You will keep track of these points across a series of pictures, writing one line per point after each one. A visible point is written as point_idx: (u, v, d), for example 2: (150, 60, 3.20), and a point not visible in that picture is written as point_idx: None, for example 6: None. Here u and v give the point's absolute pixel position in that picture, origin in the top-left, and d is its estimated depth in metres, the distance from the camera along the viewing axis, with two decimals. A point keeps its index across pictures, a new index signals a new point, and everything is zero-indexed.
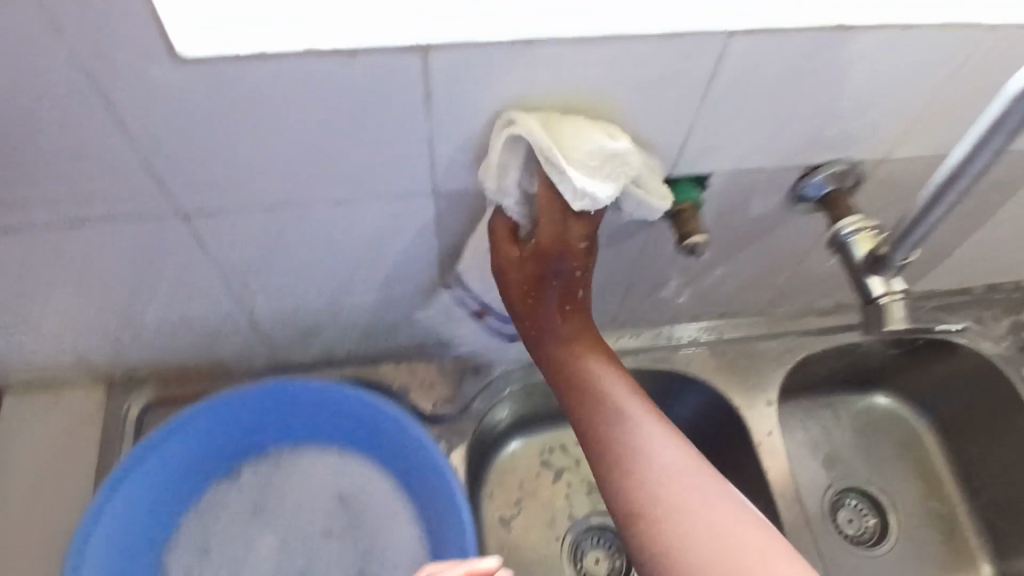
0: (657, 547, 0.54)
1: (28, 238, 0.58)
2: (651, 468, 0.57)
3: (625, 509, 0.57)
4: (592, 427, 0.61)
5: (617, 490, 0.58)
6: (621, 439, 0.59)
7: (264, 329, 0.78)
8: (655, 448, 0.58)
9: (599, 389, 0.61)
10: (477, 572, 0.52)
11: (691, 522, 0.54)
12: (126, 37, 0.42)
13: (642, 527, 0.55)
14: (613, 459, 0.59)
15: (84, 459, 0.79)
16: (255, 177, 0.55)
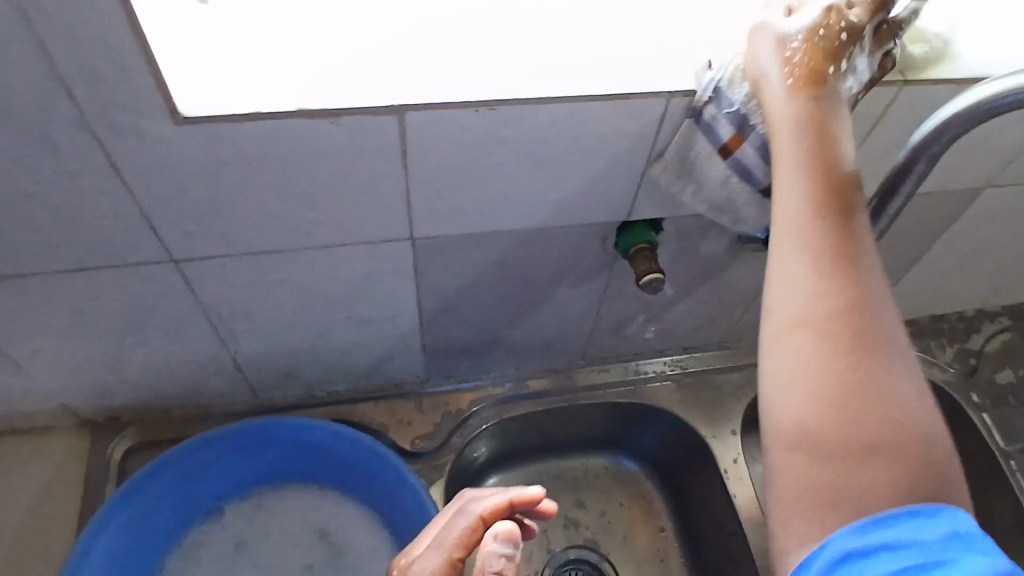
0: (865, 360, 0.43)
1: (27, 285, 0.62)
2: (877, 300, 0.45)
3: (831, 327, 0.44)
4: (793, 204, 0.47)
5: (835, 288, 0.44)
6: (860, 246, 0.46)
7: (248, 372, 0.80)
8: (874, 280, 0.45)
9: (825, 117, 0.48)
10: (522, 499, 0.57)
11: (889, 363, 0.44)
12: (134, 102, 0.47)
13: (840, 367, 0.43)
14: (841, 250, 0.45)
15: (66, 502, 0.82)
16: (247, 227, 0.60)
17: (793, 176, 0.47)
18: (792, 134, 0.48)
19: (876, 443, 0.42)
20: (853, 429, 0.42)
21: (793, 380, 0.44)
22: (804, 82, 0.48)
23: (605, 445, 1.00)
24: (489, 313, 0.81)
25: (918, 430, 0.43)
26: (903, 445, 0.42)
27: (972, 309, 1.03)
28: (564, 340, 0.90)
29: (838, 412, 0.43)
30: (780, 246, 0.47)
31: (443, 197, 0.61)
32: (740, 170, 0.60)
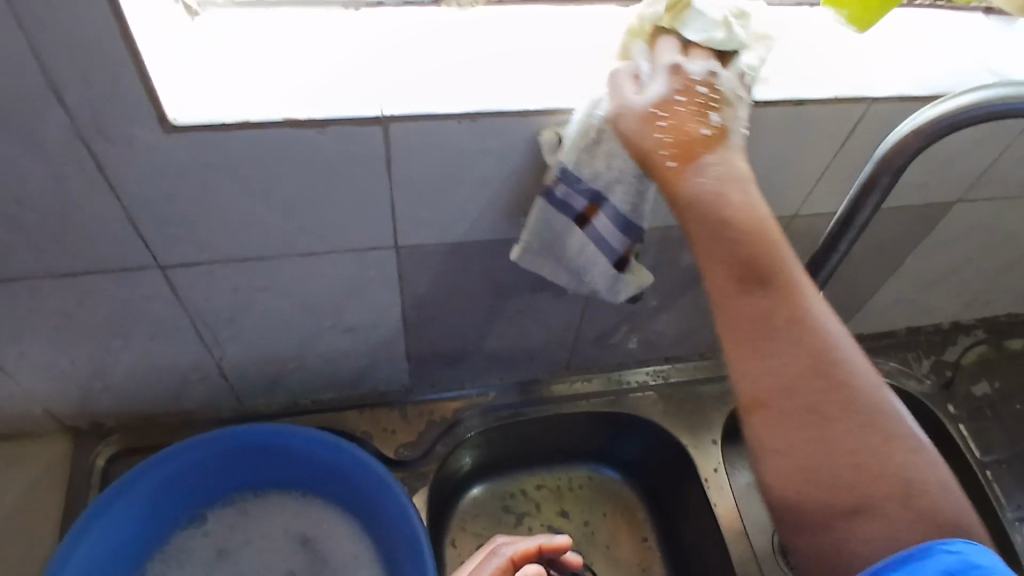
0: (816, 419, 0.44)
1: (13, 289, 0.62)
2: (818, 350, 0.45)
3: (778, 396, 0.45)
4: (715, 279, 0.47)
5: (774, 355, 0.45)
6: (786, 304, 0.46)
7: (232, 380, 0.81)
8: (812, 332, 0.46)
9: (719, 178, 0.48)
10: (548, 547, 0.66)
11: (838, 410, 0.44)
12: (124, 109, 0.49)
13: (792, 441, 0.44)
14: (770, 314, 0.46)
15: (47, 508, 0.82)
16: (233, 234, 0.61)
17: (710, 251, 0.47)
18: (688, 214, 0.48)
19: (843, 499, 0.43)
20: (822, 490, 0.43)
21: (766, 457, 0.45)
22: (694, 148, 0.48)
23: (588, 456, 1.01)
24: (473, 323, 0.82)
25: (888, 462, 0.43)
26: (870, 488, 0.42)
27: (948, 323, 1.05)
28: (548, 350, 0.91)
29: (806, 478, 0.44)
30: (722, 322, 0.47)
31: (427, 207, 0.62)
32: (594, 239, 0.60)
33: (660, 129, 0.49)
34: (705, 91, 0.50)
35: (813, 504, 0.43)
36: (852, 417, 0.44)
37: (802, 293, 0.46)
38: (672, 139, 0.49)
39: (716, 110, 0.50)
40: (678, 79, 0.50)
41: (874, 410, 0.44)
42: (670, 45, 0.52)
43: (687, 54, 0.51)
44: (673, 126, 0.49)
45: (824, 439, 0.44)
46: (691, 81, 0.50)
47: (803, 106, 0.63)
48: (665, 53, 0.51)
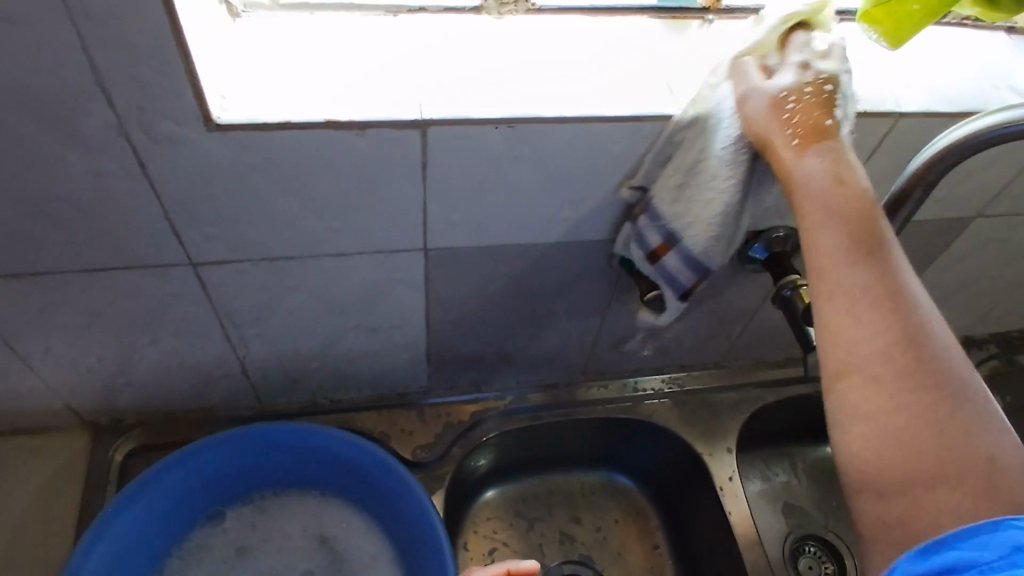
0: (907, 378, 0.44)
1: (46, 283, 0.63)
2: (915, 319, 0.45)
3: (867, 344, 0.45)
4: (818, 246, 0.48)
5: (879, 335, 0.45)
6: (887, 275, 0.46)
7: (254, 378, 0.82)
8: (911, 310, 0.46)
9: (830, 166, 0.49)
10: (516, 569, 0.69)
11: (924, 377, 0.44)
12: (170, 107, 0.49)
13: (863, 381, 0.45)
14: (877, 286, 0.46)
15: (65, 502, 0.82)
16: (266, 232, 0.61)
17: (813, 227, 0.49)
18: (800, 191, 0.49)
19: (926, 468, 0.41)
20: (907, 454, 0.42)
21: (849, 411, 0.45)
22: (808, 141, 0.50)
23: (601, 462, 1.01)
24: (495, 326, 0.83)
25: (976, 445, 0.42)
26: (954, 461, 0.41)
27: (961, 336, 1.06)
28: (565, 355, 0.92)
29: (881, 433, 0.43)
30: (817, 286, 0.48)
31: (458, 210, 0.63)
32: (664, 275, 0.66)
33: (790, 113, 0.51)
34: (832, 87, 0.51)
35: (882, 452, 0.43)
36: (942, 395, 0.43)
37: (905, 276, 0.47)
38: (798, 124, 0.50)
39: (837, 105, 0.51)
40: (808, 76, 0.51)
41: (965, 402, 0.43)
42: (805, 37, 0.53)
43: (816, 50, 0.52)
44: (798, 117, 0.50)
45: (917, 399, 0.43)
46: (819, 82, 0.51)
47: None
48: (796, 48, 0.52)
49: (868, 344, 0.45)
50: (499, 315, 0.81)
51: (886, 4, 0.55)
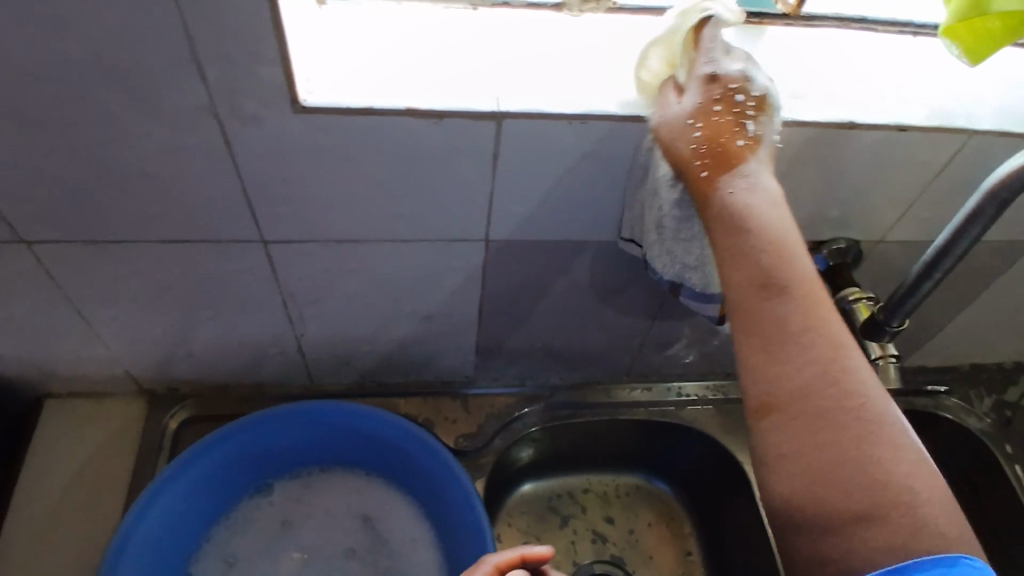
0: (811, 417, 0.44)
1: (123, 252, 0.65)
2: (816, 344, 0.45)
3: (791, 381, 0.44)
4: (736, 286, 0.47)
5: (804, 366, 0.44)
6: (795, 308, 0.45)
7: (308, 357, 0.84)
8: (823, 336, 0.45)
9: (748, 201, 0.47)
10: (530, 556, 0.59)
11: (832, 401, 0.44)
12: (260, 90, 0.51)
13: (785, 418, 0.44)
14: (800, 317, 0.45)
15: (120, 465, 0.85)
16: (335, 215, 0.63)
17: (734, 264, 0.47)
18: (713, 224, 0.48)
19: (856, 501, 0.41)
20: (833, 489, 0.42)
21: (775, 452, 0.44)
22: (720, 170, 0.49)
23: (639, 464, 1.01)
24: (544, 321, 0.84)
25: (886, 461, 0.42)
26: (881, 481, 0.41)
27: (1014, 362, 1.03)
28: (610, 355, 0.92)
29: (816, 470, 0.43)
30: (736, 328, 0.47)
31: (521, 204, 0.64)
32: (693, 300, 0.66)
33: (693, 144, 0.49)
34: (742, 99, 0.50)
35: (811, 486, 0.43)
36: (848, 418, 0.43)
37: (813, 297, 0.46)
38: (705, 142, 0.49)
39: (750, 121, 0.50)
40: (716, 89, 0.50)
41: (869, 415, 0.43)
42: (719, 50, 0.51)
43: (723, 60, 0.51)
44: (706, 137, 0.49)
45: (822, 429, 0.43)
46: (729, 90, 0.50)
47: (903, 131, 0.63)
48: (705, 54, 0.51)
49: (782, 383, 0.44)
50: (550, 311, 0.82)
51: (970, 18, 0.54)
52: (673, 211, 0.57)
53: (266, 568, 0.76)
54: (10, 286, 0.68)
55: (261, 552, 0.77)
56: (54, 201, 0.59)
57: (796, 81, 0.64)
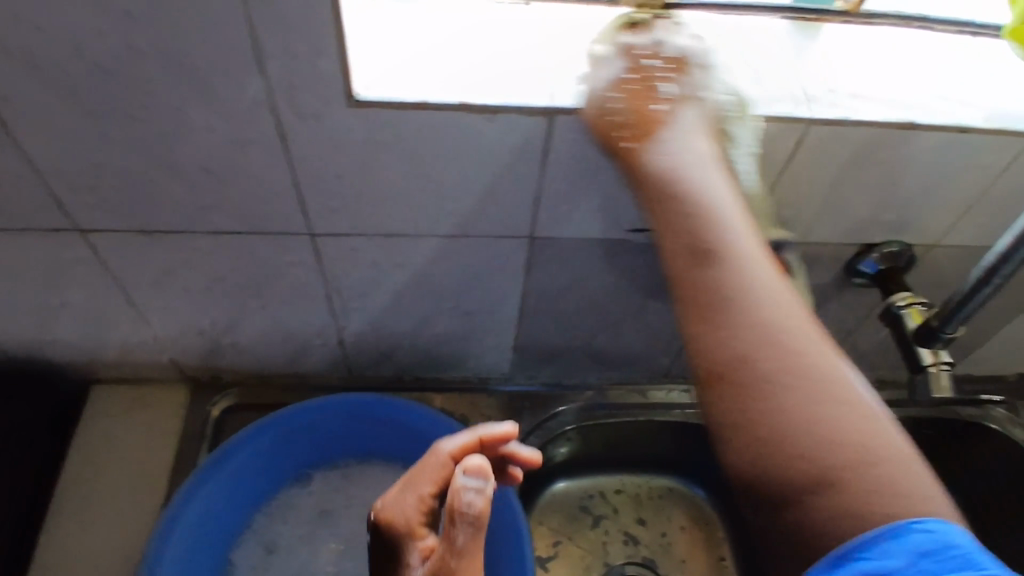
0: (726, 379, 0.41)
1: (176, 243, 0.67)
2: (771, 312, 0.42)
3: (732, 346, 0.41)
4: (671, 253, 0.45)
5: (737, 326, 0.42)
6: (745, 272, 0.43)
7: (349, 350, 0.85)
8: (743, 301, 0.42)
9: (672, 162, 0.48)
10: (485, 436, 0.58)
11: (778, 366, 0.40)
12: (318, 84, 0.51)
13: (730, 385, 0.41)
14: (723, 282, 0.43)
15: (164, 451, 0.87)
16: (385, 210, 0.63)
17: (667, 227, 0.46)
18: (648, 193, 0.49)
19: (813, 467, 0.38)
20: (800, 462, 0.38)
21: (727, 424, 0.41)
22: (643, 143, 0.51)
23: (674, 467, 1.01)
24: (584, 320, 0.83)
25: (798, 414, 0.39)
26: (834, 439, 0.38)
27: None
28: (648, 355, 0.91)
29: (762, 440, 0.39)
30: (684, 310, 0.44)
31: (570, 202, 0.64)
32: None
33: (614, 119, 0.52)
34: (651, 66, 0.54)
35: (754, 457, 0.39)
36: (763, 378, 0.40)
37: (726, 260, 0.44)
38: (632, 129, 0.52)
39: (661, 84, 0.54)
40: (629, 58, 0.55)
41: (767, 373, 0.40)
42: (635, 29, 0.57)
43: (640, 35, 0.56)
44: (627, 109, 0.53)
45: (748, 396, 0.40)
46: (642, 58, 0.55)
47: (964, 134, 0.62)
48: (620, 37, 0.56)
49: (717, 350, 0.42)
50: (592, 310, 0.81)
51: None
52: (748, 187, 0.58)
53: (306, 556, 0.77)
54: (65, 273, 0.70)
55: (301, 539, 0.78)
56: (112, 191, 0.60)
57: (856, 78, 0.63)
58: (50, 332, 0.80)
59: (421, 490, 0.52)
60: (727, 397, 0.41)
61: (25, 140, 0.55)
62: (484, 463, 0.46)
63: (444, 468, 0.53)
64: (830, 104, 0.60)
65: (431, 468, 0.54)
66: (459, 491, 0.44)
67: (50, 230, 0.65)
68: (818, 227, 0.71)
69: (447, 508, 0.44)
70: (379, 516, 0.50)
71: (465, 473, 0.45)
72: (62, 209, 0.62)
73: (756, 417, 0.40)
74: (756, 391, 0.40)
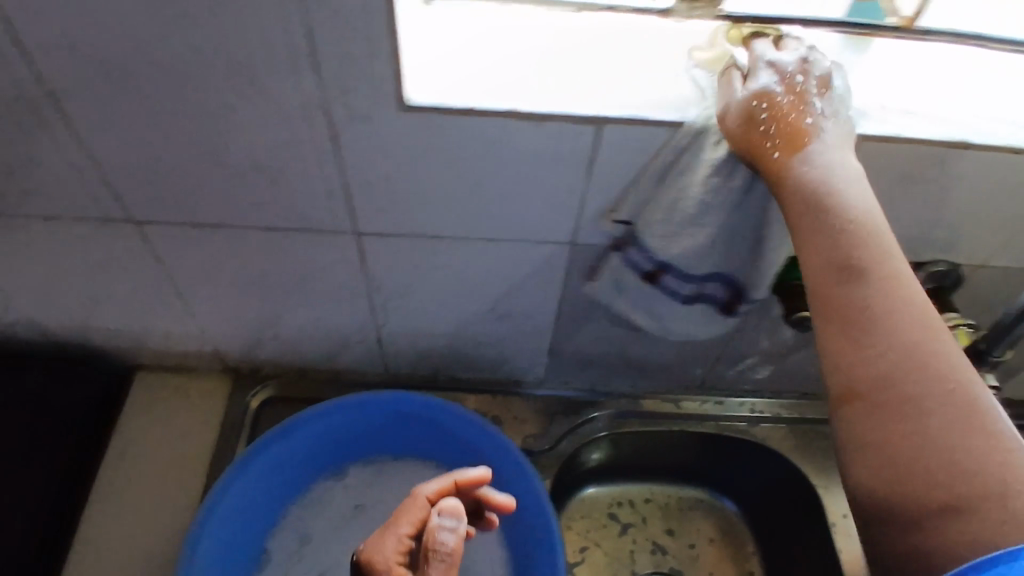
0: (871, 389, 0.42)
1: (225, 237, 0.68)
2: (901, 328, 0.43)
3: (875, 364, 0.42)
4: (813, 270, 0.46)
5: (881, 348, 0.42)
6: (885, 295, 0.44)
7: (386, 347, 0.86)
8: (884, 325, 0.43)
9: (826, 174, 0.47)
10: (464, 481, 0.55)
11: (922, 385, 0.41)
12: (372, 91, 0.52)
13: (869, 400, 0.42)
14: (869, 302, 0.44)
15: (204, 438, 0.89)
16: (429, 212, 0.64)
17: (814, 244, 0.46)
18: (787, 211, 0.48)
19: (945, 491, 0.38)
20: (919, 479, 0.39)
21: (858, 439, 0.42)
22: (797, 148, 0.48)
23: (704, 478, 1.00)
24: (619, 327, 0.83)
25: (931, 424, 0.39)
26: (956, 461, 0.38)
27: None
28: (682, 365, 0.91)
29: (894, 461, 0.40)
30: (828, 327, 0.45)
31: (612, 210, 0.64)
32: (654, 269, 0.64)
33: (766, 130, 0.48)
34: (801, 80, 0.50)
35: (885, 469, 0.40)
36: (919, 394, 0.40)
37: (903, 285, 0.44)
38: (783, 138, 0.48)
39: (815, 99, 0.50)
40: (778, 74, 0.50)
41: (917, 384, 0.41)
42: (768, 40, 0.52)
43: (778, 50, 0.51)
44: (772, 119, 0.48)
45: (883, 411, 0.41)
46: (788, 74, 0.50)
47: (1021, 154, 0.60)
48: (756, 47, 0.52)
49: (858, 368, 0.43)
50: (628, 317, 0.81)
51: None
52: (700, 200, 0.56)
53: (340, 548, 0.79)
54: (118, 263, 0.73)
55: (333, 533, 0.80)
56: (166, 187, 0.62)
57: (907, 95, 0.62)
58: (100, 318, 0.83)
59: (400, 531, 0.51)
60: (859, 416, 0.42)
61: (88, 136, 0.57)
62: (458, 506, 0.46)
63: (423, 508, 0.52)
64: (879, 120, 0.59)
65: (409, 503, 0.54)
66: (434, 531, 0.44)
67: (106, 221, 0.67)
68: None
69: (421, 546, 0.44)
70: (365, 553, 0.51)
71: (439, 514, 0.45)
72: (119, 203, 0.64)
73: (892, 438, 0.41)
74: (901, 410, 0.41)
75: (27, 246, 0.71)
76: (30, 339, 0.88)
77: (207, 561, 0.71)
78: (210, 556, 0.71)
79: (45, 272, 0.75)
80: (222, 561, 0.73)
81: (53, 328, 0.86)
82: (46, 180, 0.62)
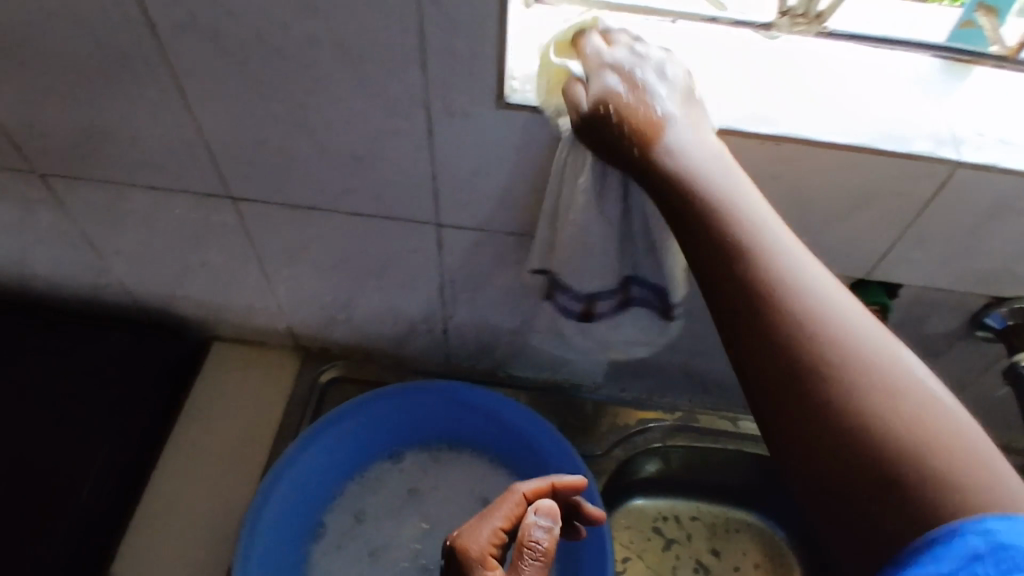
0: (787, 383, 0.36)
1: (313, 218, 0.71)
2: (785, 280, 0.38)
3: (758, 321, 0.37)
4: (686, 218, 0.42)
5: (749, 296, 0.38)
6: (789, 267, 0.38)
7: (451, 338, 0.88)
8: (761, 271, 0.38)
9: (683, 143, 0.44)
10: (559, 484, 0.62)
11: (812, 341, 0.36)
12: (470, 85, 0.54)
13: (764, 367, 0.37)
14: (734, 250, 0.39)
15: (270, 410, 0.93)
16: (511, 209, 0.66)
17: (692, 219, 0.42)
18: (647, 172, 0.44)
19: (855, 443, 0.33)
20: (844, 439, 0.33)
21: (765, 406, 0.36)
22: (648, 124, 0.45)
23: (753, 501, 0.98)
24: (684, 338, 0.83)
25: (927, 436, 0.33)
26: (880, 422, 0.33)
27: None
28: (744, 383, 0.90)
29: (817, 429, 0.34)
30: (711, 284, 0.40)
31: None
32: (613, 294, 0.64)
33: (603, 117, 0.46)
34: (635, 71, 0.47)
35: (796, 445, 0.34)
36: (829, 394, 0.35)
37: (787, 260, 0.39)
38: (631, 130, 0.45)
39: (657, 79, 0.47)
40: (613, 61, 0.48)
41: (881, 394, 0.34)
42: (580, 39, 0.51)
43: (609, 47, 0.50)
44: (619, 102, 0.46)
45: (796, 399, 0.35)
46: (616, 62, 0.48)
47: None
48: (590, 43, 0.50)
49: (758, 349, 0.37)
50: (694, 329, 0.81)
51: None
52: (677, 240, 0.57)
53: (392, 529, 0.81)
54: (211, 234, 0.76)
55: (387, 514, 0.82)
56: (266, 167, 0.65)
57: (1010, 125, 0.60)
58: (186, 286, 0.87)
59: (495, 523, 0.54)
60: (760, 369, 0.37)
61: (200, 113, 0.60)
62: (557, 510, 0.49)
63: (519, 505, 0.56)
64: (978, 148, 0.58)
65: (502, 502, 0.56)
66: (529, 527, 0.48)
67: (204, 195, 0.71)
68: (946, 275, 0.68)
69: (516, 541, 0.47)
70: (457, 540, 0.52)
71: (536, 512, 0.48)
72: (220, 178, 0.68)
73: (797, 398, 0.35)
74: (796, 364, 0.35)
75: (130, 213, 0.75)
76: (119, 302, 0.93)
77: (270, 525, 0.74)
78: (272, 520, 0.74)
79: (142, 239, 0.79)
80: (282, 527, 0.76)
81: (142, 293, 0.90)
82: (157, 151, 0.66)
